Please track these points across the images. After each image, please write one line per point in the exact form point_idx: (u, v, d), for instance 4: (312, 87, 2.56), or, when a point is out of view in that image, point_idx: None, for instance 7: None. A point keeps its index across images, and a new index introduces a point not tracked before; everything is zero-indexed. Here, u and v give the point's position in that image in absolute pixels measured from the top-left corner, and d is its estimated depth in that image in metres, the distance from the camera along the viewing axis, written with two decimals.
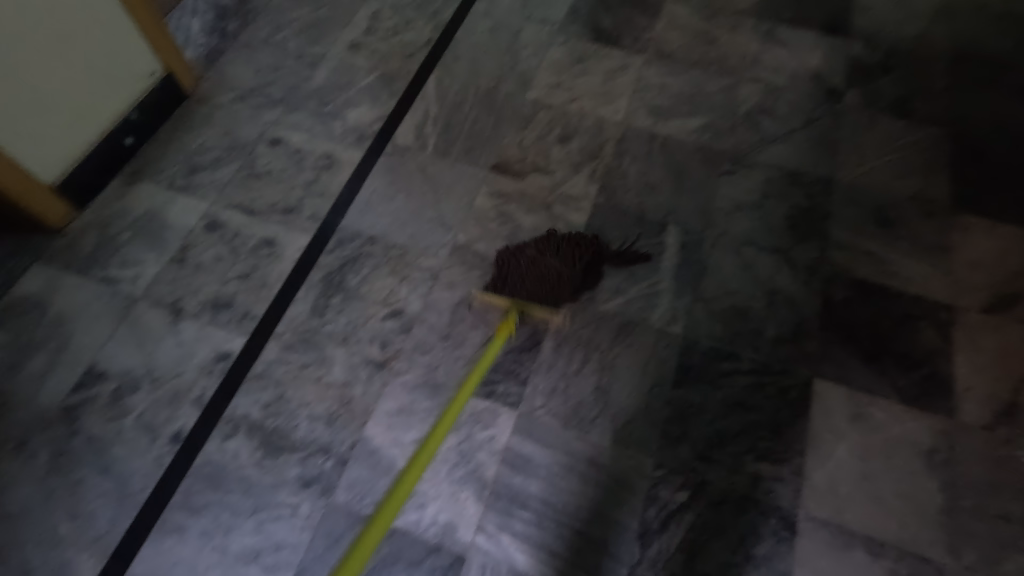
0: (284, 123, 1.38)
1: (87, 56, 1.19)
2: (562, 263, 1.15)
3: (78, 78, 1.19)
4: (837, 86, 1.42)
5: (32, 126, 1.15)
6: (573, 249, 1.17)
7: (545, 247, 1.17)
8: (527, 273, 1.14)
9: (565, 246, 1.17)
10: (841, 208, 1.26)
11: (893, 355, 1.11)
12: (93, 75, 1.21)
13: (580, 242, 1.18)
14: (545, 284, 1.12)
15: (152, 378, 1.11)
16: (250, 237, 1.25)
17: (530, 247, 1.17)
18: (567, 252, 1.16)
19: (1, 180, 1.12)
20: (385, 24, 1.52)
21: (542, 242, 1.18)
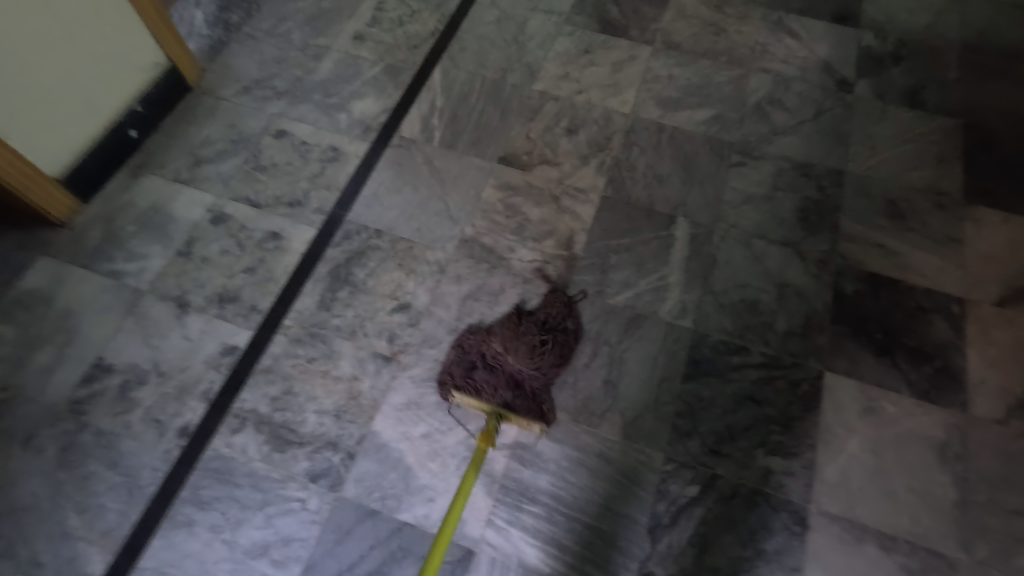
0: (289, 115, 1.37)
1: (85, 46, 1.17)
2: (534, 365, 1.04)
3: (77, 68, 1.17)
4: (848, 77, 1.40)
5: (31, 118, 1.13)
6: (545, 343, 1.06)
7: (514, 340, 1.04)
8: (495, 377, 1.05)
9: (536, 338, 1.06)
10: (852, 200, 1.24)
11: (905, 348, 1.10)
12: (94, 65, 1.20)
13: (551, 335, 1.09)
14: (514, 392, 1.03)
15: (159, 372, 1.11)
16: (256, 231, 1.24)
17: (497, 341, 1.05)
18: (538, 347, 1.05)
19: (6, 174, 1.11)
20: (390, 15, 1.51)
21: (511, 334, 1.06)
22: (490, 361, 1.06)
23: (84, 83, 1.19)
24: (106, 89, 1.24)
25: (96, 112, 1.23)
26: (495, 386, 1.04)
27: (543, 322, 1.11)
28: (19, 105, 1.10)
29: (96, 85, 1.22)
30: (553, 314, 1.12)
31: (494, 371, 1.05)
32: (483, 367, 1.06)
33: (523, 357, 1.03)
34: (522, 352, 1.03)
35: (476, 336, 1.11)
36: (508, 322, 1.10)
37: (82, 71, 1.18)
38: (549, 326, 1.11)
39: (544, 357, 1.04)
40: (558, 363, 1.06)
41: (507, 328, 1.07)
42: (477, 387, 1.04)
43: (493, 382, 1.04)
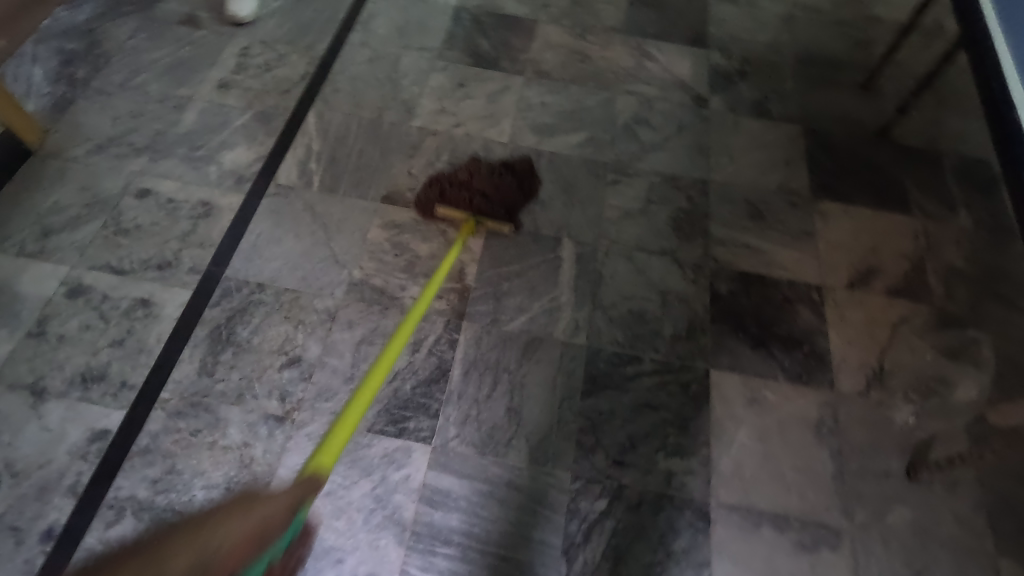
0: (152, 172, 1.29)
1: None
2: (496, 187, 1.29)
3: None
4: (703, 93, 1.52)
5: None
6: (505, 176, 1.32)
7: (477, 174, 1.31)
8: (466, 193, 1.28)
9: (497, 171, 1.32)
10: (718, 207, 1.35)
11: (777, 338, 1.20)
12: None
13: (512, 172, 1.33)
14: (483, 201, 1.28)
15: (13, 472, 0.99)
16: (122, 299, 1.15)
17: (462, 172, 1.32)
18: (498, 178, 1.31)
19: None
20: (257, 60, 1.47)
21: (473, 167, 1.33)
22: (459, 184, 1.30)
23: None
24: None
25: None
26: (467, 199, 1.28)
27: (506, 163, 1.35)
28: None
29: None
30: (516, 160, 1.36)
31: (463, 187, 1.30)
32: (455, 187, 1.29)
33: (486, 178, 1.30)
34: (484, 176, 1.31)
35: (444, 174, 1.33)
36: (477, 163, 1.34)
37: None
38: (511, 168, 1.34)
39: (503, 183, 1.30)
40: (518, 184, 1.31)
41: (470, 167, 1.33)
42: (451, 204, 1.28)
43: (464, 197, 1.28)
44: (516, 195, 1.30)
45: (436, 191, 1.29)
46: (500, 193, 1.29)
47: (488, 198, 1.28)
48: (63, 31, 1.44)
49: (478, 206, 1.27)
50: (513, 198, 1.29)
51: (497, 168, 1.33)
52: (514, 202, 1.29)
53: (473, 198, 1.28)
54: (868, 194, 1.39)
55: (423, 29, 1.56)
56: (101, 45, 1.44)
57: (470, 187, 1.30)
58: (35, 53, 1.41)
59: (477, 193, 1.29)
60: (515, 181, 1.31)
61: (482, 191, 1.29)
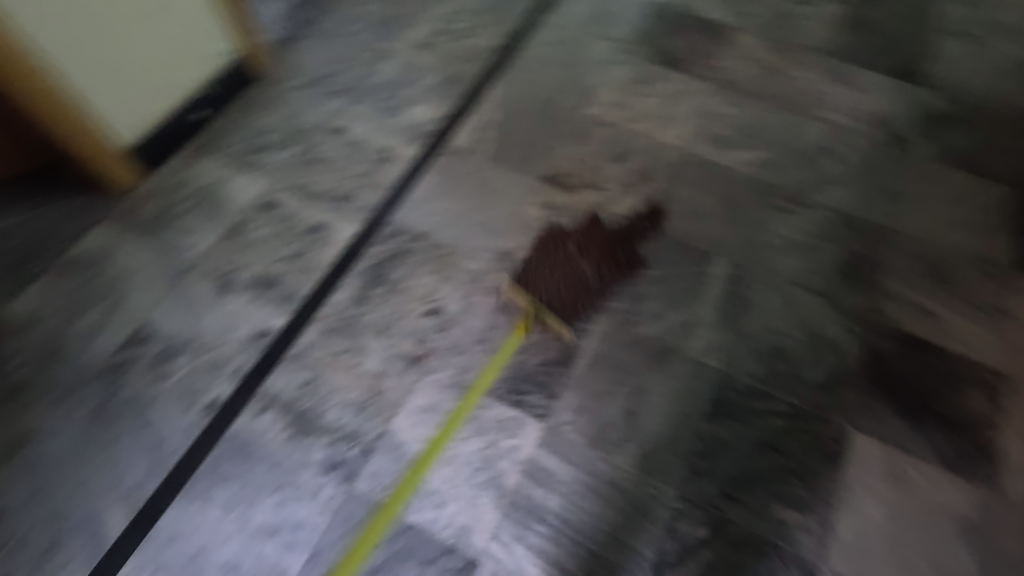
0: (347, 113, 1.42)
1: (158, 22, 1.19)
2: (609, 263, 1.16)
3: (148, 45, 1.20)
4: (905, 134, 1.38)
5: (101, 91, 1.17)
6: (621, 249, 1.20)
7: (591, 241, 1.17)
8: (562, 270, 1.13)
9: (614, 242, 1.20)
10: (896, 259, 1.22)
11: (937, 417, 1.07)
12: (164, 41, 1.23)
13: (627, 246, 1.22)
14: (588, 279, 1.14)
15: (196, 345, 1.15)
16: (304, 220, 1.28)
17: (575, 242, 1.17)
18: (616, 253, 1.19)
19: (84, 150, 1.20)
20: (454, 27, 1.55)
21: (588, 237, 1.18)
22: (566, 255, 1.15)
23: (155, 59, 1.23)
24: (176, 66, 1.28)
25: (162, 86, 1.27)
26: (551, 283, 1.12)
27: (623, 233, 1.24)
28: (93, 81, 1.15)
29: (166, 61, 1.25)
30: (635, 231, 1.25)
31: (570, 258, 1.15)
32: (557, 261, 1.14)
33: (597, 254, 1.16)
34: (595, 254, 1.16)
35: (555, 236, 1.18)
36: (593, 223, 1.20)
37: (154, 47, 1.21)
38: (626, 238, 1.23)
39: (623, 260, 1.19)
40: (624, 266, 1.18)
41: (584, 232, 1.18)
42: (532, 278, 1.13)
43: (551, 275, 1.13)
44: (617, 276, 1.17)
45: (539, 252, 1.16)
46: (612, 270, 1.17)
47: (595, 276, 1.14)
48: None
49: (580, 286, 1.13)
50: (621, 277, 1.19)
51: (615, 236, 1.22)
52: (617, 286, 1.19)
53: (560, 284, 1.12)
54: None
55: (615, 21, 1.56)
56: None
57: (580, 256, 1.15)
58: None
59: (588, 264, 1.14)
60: (630, 260, 1.20)
61: (593, 262, 1.15)
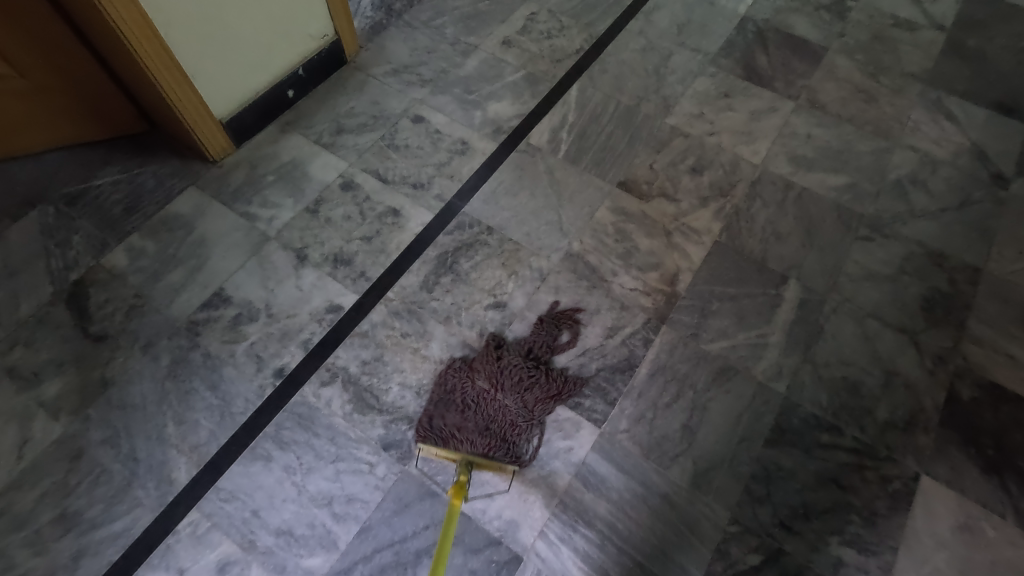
0: (428, 103, 1.45)
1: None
2: (525, 392, 1.10)
3: (252, 20, 1.25)
4: (1004, 172, 1.31)
5: (206, 62, 1.23)
6: (533, 372, 1.11)
7: (495, 377, 1.11)
8: (483, 416, 1.08)
9: (527, 371, 1.11)
10: (985, 302, 1.16)
11: (1018, 472, 1.02)
12: (266, 17, 1.27)
13: (540, 364, 1.13)
14: (508, 418, 1.08)
15: (269, 312, 1.20)
16: (379, 204, 1.31)
17: (483, 378, 1.11)
18: (530, 380, 1.10)
19: (189, 120, 1.26)
20: (540, 27, 1.56)
21: (495, 368, 1.11)
22: (473, 398, 1.10)
23: (257, 34, 1.28)
24: (272, 42, 1.32)
25: (259, 60, 1.32)
26: (473, 434, 1.06)
27: (527, 350, 1.14)
28: (201, 51, 1.20)
29: (266, 37, 1.30)
30: (540, 342, 1.15)
31: (487, 400, 1.10)
32: (472, 407, 1.09)
33: (511, 386, 1.10)
34: (509, 385, 1.10)
35: (460, 373, 1.12)
36: (488, 354, 1.13)
37: (257, 23, 1.26)
38: (535, 357, 1.13)
39: (541, 383, 1.10)
40: (546, 388, 1.10)
41: (483, 369, 1.12)
42: (451, 434, 1.06)
43: (469, 425, 1.07)
44: (543, 401, 1.09)
45: (446, 399, 1.10)
46: (534, 400, 1.09)
47: (516, 412, 1.08)
48: None
49: (503, 427, 1.07)
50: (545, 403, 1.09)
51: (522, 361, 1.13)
52: (548, 408, 1.09)
53: (482, 430, 1.07)
54: None
55: (702, 32, 1.54)
56: None
57: (495, 394, 1.10)
58: None
59: (501, 404, 1.09)
60: (548, 378, 1.11)
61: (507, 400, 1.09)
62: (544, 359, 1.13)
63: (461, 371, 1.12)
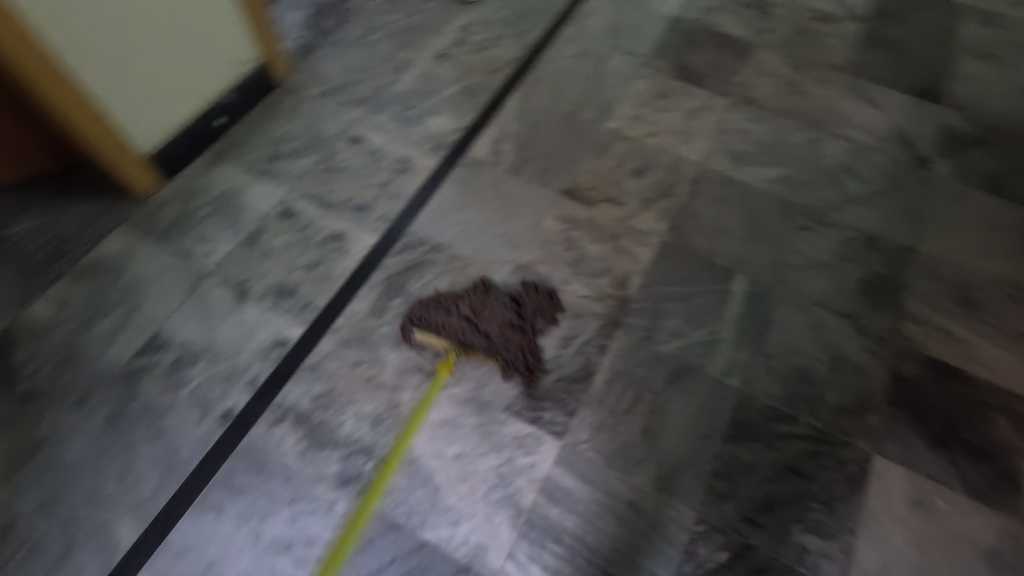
0: (365, 122, 1.41)
1: (181, 21, 1.18)
2: (502, 332, 1.12)
3: (169, 44, 1.19)
4: (928, 154, 1.37)
5: (122, 93, 1.16)
6: (516, 314, 1.15)
7: (483, 306, 1.15)
8: (458, 332, 1.12)
9: (511, 310, 1.15)
10: (920, 281, 1.21)
11: (963, 444, 1.05)
12: (186, 40, 1.21)
13: (522, 317, 1.15)
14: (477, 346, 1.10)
15: (212, 353, 1.14)
16: (321, 230, 1.28)
17: (468, 305, 1.15)
18: (514, 320, 1.14)
19: (108, 156, 1.19)
20: (474, 38, 1.55)
21: (483, 304, 1.15)
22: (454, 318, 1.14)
23: (177, 59, 1.22)
24: (195, 67, 1.27)
25: (182, 86, 1.26)
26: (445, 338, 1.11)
27: (516, 301, 1.17)
28: (114, 78, 1.13)
29: (188, 61, 1.24)
30: (527, 300, 1.17)
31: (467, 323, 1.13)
32: (451, 322, 1.13)
33: (492, 321, 1.13)
34: (490, 318, 1.13)
35: (450, 296, 1.17)
36: (480, 292, 1.17)
37: (175, 47, 1.20)
38: (521, 304, 1.17)
39: (521, 325, 1.14)
40: (521, 338, 1.12)
41: (474, 296, 1.16)
42: (430, 332, 1.12)
43: (444, 333, 1.12)
44: (513, 351, 1.11)
45: (429, 308, 1.15)
46: (513, 336, 1.12)
47: (484, 345, 1.10)
48: None
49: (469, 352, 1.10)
50: (522, 342, 1.12)
51: (508, 302, 1.16)
52: (513, 356, 1.10)
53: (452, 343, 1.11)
54: None
55: (635, 35, 1.56)
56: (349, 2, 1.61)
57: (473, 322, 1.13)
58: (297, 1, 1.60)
59: (483, 331, 1.12)
60: (525, 330, 1.14)
61: (490, 329, 1.12)
62: (528, 307, 1.16)
63: (454, 295, 1.18)
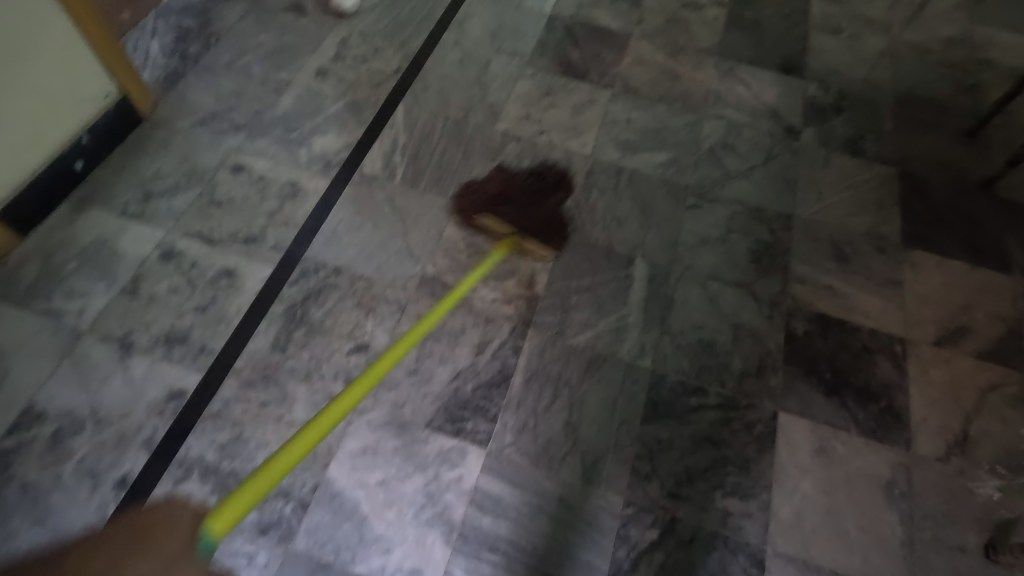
0: (246, 149, 1.35)
1: (15, 60, 1.08)
2: (535, 203, 1.30)
3: (3, 86, 1.07)
4: (795, 125, 1.47)
5: None
6: (539, 186, 1.33)
7: (513, 182, 1.33)
8: (503, 212, 1.28)
9: (535, 184, 1.33)
10: (800, 243, 1.30)
11: (852, 388, 1.14)
12: (29, 81, 1.11)
13: (547, 185, 1.33)
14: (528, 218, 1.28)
15: (97, 419, 1.05)
16: (209, 268, 1.20)
17: (498, 191, 1.31)
18: (538, 191, 1.32)
19: None
20: (353, 52, 1.51)
21: (508, 186, 1.32)
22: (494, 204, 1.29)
23: (13, 101, 1.10)
24: (41, 109, 1.16)
25: (23, 131, 1.14)
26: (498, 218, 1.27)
27: (535, 174, 1.35)
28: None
29: (27, 104, 1.13)
30: (543, 172, 1.35)
31: (502, 206, 1.29)
32: (494, 208, 1.28)
33: (523, 199, 1.30)
34: (521, 196, 1.31)
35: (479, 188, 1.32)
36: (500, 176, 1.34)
37: (11, 88, 1.09)
38: (540, 177, 1.34)
39: (544, 195, 1.32)
40: (552, 203, 1.31)
41: (501, 180, 1.33)
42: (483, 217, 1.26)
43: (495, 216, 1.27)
44: (553, 213, 1.29)
45: (468, 199, 1.30)
46: (539, 204, 1.30)
47: (531, 216, 1.28)
48: (179, 10, 1.53)
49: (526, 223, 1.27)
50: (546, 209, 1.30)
51: (530, 176, 1.34)
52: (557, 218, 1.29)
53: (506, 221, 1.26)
54: (964, 249, 1.31)
55: (515, 35, 1.57)
56: (214, 25, 1.52)
57: (508, 203, 1.30)
58: (154, 27, 1.49)
59: (514, 202, 1.30)
60: (553, 195, 1.32)
61: (520, 200, 1.30)
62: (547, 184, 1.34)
63: (482, 182, 1.33)
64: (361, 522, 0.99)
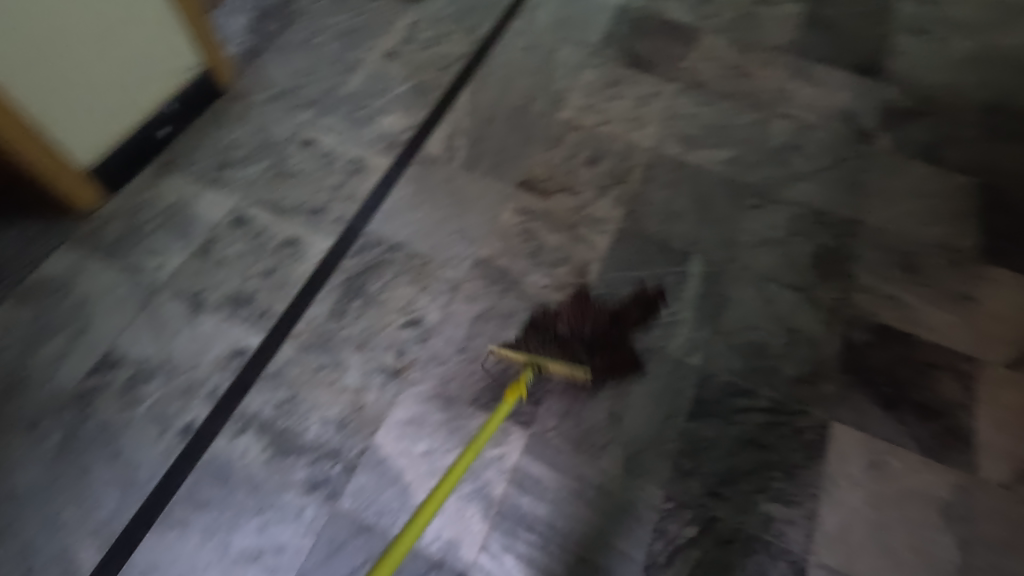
0: (316, 125, 1.40)
1: (115, 29, 1.16)
2: (599, 347, 1.10)
3: (99, 51, 1.15)
4: (869, 128, 1.41)
5: (56, 109, 1.13)
6: (617, 329, 1.13)
7: (593, 314, 1.13)
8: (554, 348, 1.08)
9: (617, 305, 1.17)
10: (866, 251, 1.25)
11: (912, 404, 1.10)
12: (125, 51, 1.19)
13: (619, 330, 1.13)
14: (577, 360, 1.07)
15: (167, 368, 1.12)
16: (275, 236, 1.26)
17: (568, 322, 1.12)
18: (615, 333, 1.12)
19: (45, 171, 1.15)
20: (422, 36, 1.55)
21: (584, 317, 1.12)
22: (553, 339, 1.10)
23: (101, 66, 1.16)
24: (133, 77, 1.23)
25: (110, 95, 1.21)
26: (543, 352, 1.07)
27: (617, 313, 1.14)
28: (36, 89, 1.08)
29: (114, 68, 1.19)
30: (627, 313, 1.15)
31: (563, 342, 1.09)
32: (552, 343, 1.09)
33: (592, 337, 1.11)
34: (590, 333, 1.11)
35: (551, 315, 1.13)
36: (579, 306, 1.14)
37: (110, 56, 1.17)
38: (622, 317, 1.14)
39: (618, 343, 1.11)
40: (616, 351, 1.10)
41: (583, 308, 1.13)
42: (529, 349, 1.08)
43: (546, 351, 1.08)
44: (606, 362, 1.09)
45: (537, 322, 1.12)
46: (604, 348, 1.10)
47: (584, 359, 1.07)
48: None
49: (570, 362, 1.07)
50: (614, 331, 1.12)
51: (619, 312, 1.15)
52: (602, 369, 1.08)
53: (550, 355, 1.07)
54: None
55: (582, 25, 1.57)
56: (293, 4, 1.59)
57: (574, 337, 1.10)
58: (239, 5, 1.57)
59: (586, 335, 1.10)
60: (622, 347, 1.11)
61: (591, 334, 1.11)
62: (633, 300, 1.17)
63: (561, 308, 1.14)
64: (405, 489, 1.02)
